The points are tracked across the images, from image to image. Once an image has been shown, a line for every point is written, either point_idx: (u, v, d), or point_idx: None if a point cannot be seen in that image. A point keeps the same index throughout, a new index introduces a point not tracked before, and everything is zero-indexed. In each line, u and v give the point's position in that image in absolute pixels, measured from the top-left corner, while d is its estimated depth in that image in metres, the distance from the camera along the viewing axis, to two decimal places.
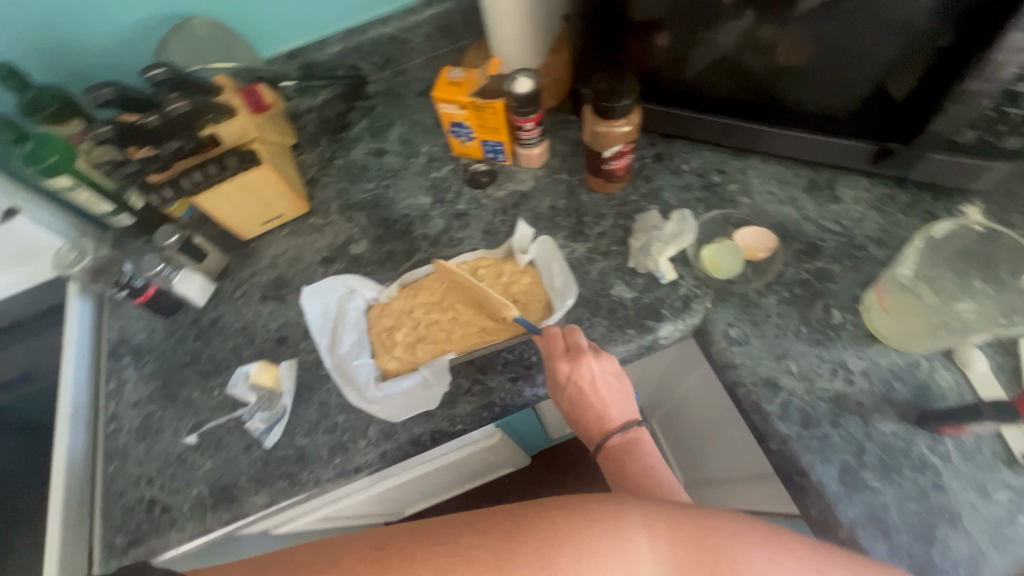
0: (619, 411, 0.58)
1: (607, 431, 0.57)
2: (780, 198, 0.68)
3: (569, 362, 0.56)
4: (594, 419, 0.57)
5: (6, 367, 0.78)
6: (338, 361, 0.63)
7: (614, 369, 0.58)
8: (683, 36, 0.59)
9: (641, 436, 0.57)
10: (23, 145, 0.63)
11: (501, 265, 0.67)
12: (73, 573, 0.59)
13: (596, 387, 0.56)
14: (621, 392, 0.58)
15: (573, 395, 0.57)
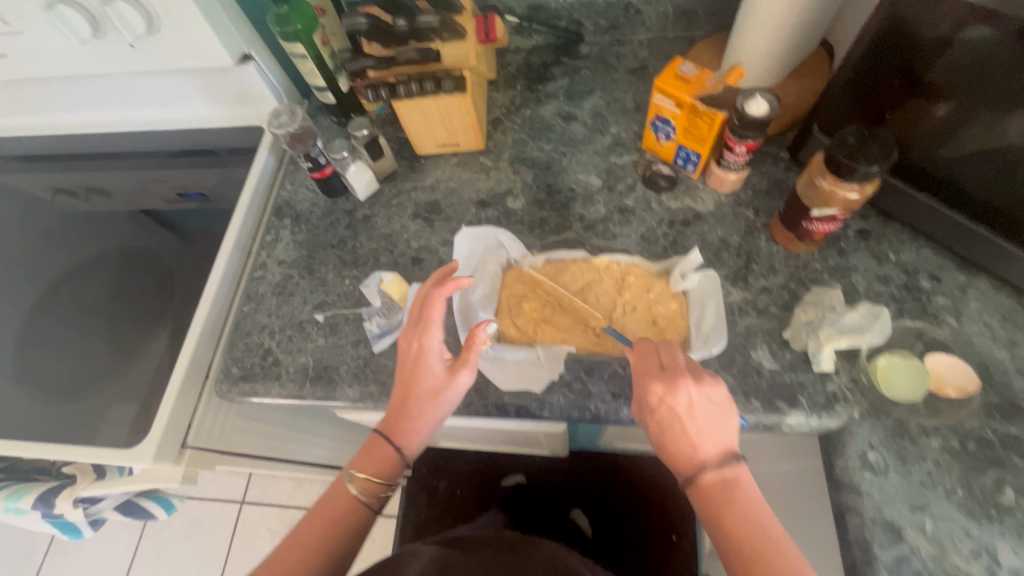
0: (716, 442, 0.48)
1: (699, 467, 0.48)
2: (996, 336, 0.57)
3: (664, 381, 0.50)
4: (684, 449, 0.49)
5: (191, 184, 0.90)
6: (466, 305, 0.64)
7: (718, 397, 0.50)
8: (968, 113, 0.52)
9: (741, 475, 0.47)
10: (278, 5, 0.68)
11: (652, 281, 0.64)
12: (192, 378, 0.68)
13: (695, 415, 0.49)
14: (720, 421, 0.49)
15: (663, 417, 0.49)
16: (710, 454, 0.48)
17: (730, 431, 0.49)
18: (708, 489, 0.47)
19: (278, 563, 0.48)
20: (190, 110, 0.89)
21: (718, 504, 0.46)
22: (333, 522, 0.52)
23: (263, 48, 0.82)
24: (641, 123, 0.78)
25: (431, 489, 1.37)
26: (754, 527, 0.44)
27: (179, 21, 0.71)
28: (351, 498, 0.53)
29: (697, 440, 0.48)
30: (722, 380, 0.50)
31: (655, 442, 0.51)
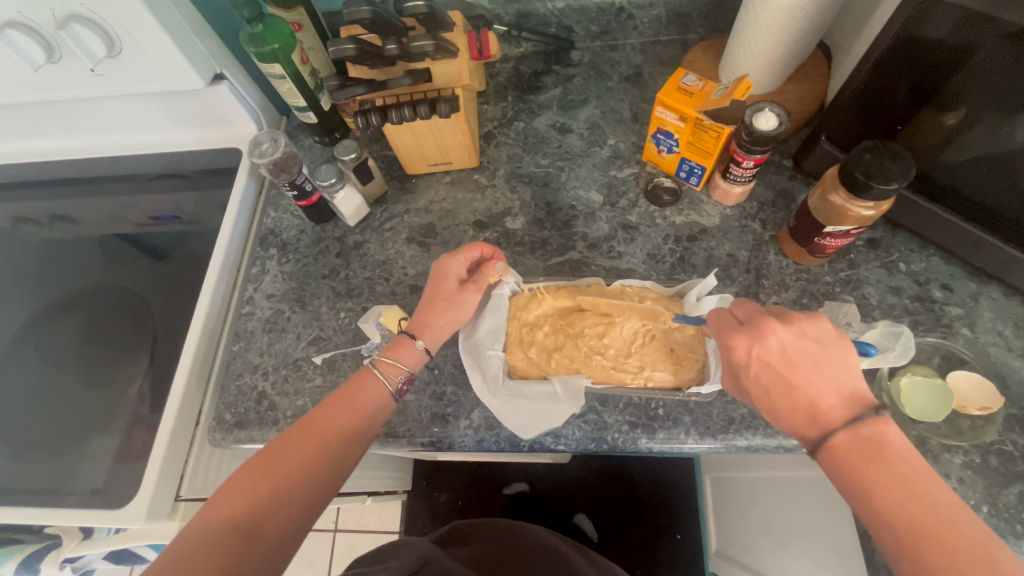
0: (835, 394, 0.44)
1: (825, 424, 0.43)
2: (1009, 346, 0.57)
3: (748, 335, 0.47)
4: (800, 405, 0.45)
5: (163, 207, 0.84)
6: (473, 342, 0.61)
7: (828, 334, 0.47)
8: (981, 122, 0.50)
9: (885, 431, 0.41)
10: (252, 24, 0.63)
11: (667, 304, 0.61)
12: (183, 427, 0.64)
13: (810, 361, 0.45)
14: (833, 364, 0.45)
15: (762, 374, 0.47)
16: (833, 401, 0.44)
17: (853, 376, 0.45)
18: (845, 449, 0.42)
19: (282, 451, 0.47)
20: (159, 132, 0.83)
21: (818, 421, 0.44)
22: (344, 428, 0.50)
23: (235, 66, 0.76)
24: (639, 133, 0.76)
25: (433, 502, 1.37)
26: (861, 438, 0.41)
27: (143, 42, 0.65)
28: (362, 400, 0.53)
29: (813, 387, 0.44)
30: (824, 317, 0.47)
31: (765, 403, 0.47)
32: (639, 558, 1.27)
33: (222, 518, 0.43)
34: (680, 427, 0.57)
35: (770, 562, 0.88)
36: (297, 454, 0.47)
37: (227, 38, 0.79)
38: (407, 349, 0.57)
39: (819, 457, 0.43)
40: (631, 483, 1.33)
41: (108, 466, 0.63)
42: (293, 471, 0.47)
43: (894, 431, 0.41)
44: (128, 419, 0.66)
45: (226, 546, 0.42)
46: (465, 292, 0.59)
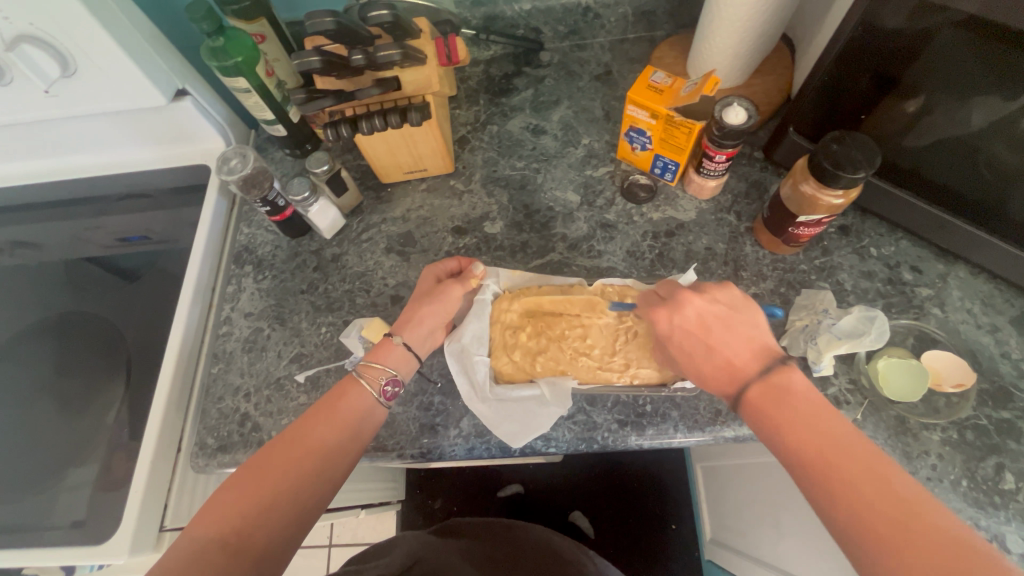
0: (757, 356, 0.48)
1: (741, 379, 0.47)
2: (979, 323, 0.59)
3: (667, 307, 0.52)
4: (719, 365, 0.49)
5: (131, 228, 0.81)
6: (458, 348, 0.60)
7: (736, 298, 0.52)
8: (941, 107, 0.51)
9: (792, 377, 0.46)
10: (212, 38, 0.62)
11: None
12: (164, 454, 0.62)
13: (726, 325, 0.50)
14: (743, 324, 0.50)
15: (682, 340, 0.51)
16: (746, 357, 0.48)
17: (762, 333, 0.49)
18: (757, 399, 0.46)
19: (269, 461, 0.47)
20: (121, 152, 0.81)
21: (766, 410, 0.45)
22: (331, 437, 0.50)
23: (198, 80, 0.74)
24: (612, 132, 0.76)
25: (427, 509, 1.36)
26: (807, 424, 0.43)
27: (98, 60, 0.63)
28: (348, 407, 0.52)
29: (729, 346, 0.49)
30: (732, 284, 0.53)
31: (693, 373, 0.51)
32: (636, 551, 1.28)
33: (211, 530, 0.43)
34: (668, 422, 0.58)
35: (763, 546, 0.89)
36: (283, 463, 0.47)
37: (188, 52, 0.77)
38: (388, 351, 0.57)
39: (739, 409, 0.47)
40: (624, 478, 1.34)
41: (86, 501, 0.61)
42: (281, 479, 0.46)
43: (797, 375, 0.46)
44: (105, 449, 0.64)
45: (213, 558, 0.41)
46: (446, 291, 0.59)
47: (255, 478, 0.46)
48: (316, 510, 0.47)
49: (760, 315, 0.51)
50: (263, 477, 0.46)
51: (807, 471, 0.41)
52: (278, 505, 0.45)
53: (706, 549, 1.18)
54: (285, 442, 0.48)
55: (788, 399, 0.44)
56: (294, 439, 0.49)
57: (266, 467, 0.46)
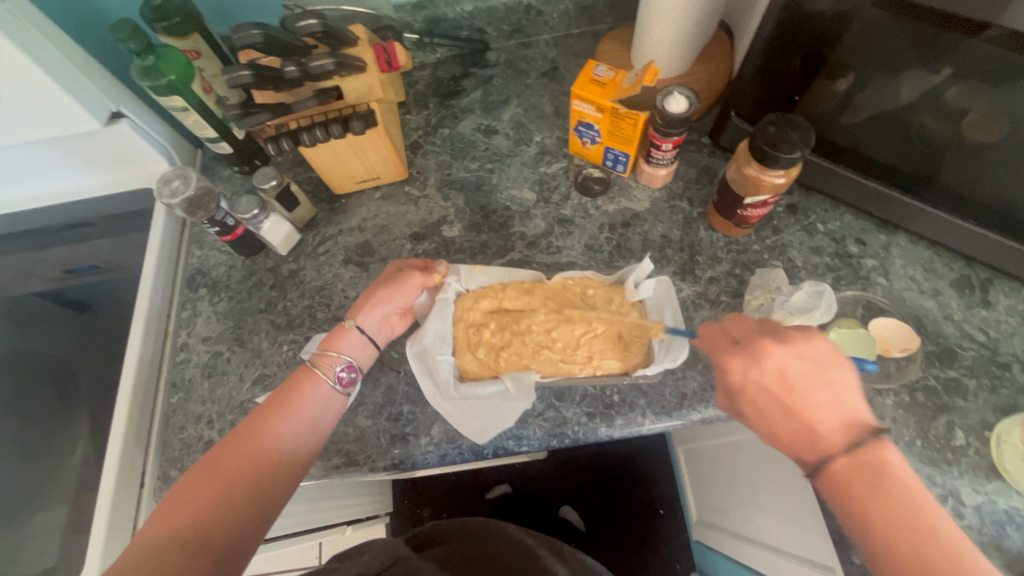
0: (851, 432, 0.42)
1: (823, 448, 0.43)
2: (922, 288, 0.62)
3: (745, 357, 0.48)
4: (800, 429, 0.44)
5: (77, 259, 0.78)
6: (420, 349, 0.60)
7: (826, 353, 0.46)
8: (868, 84, 0.53)
9: (887, 456, 0.40)
10: (142, 56, 0.60)
11: (611, 292, 0.62)
12: (126, 491, 0.60)
13: (812, 385, 0.45)
14: (831, 386, 0.44)
15: (758, 396, 0.47)
16: (835, 428, 0.43)
17: (857, 402, 0.44)
18: (843, 477, 0.41)
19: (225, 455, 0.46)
20: (58, 181, 0.77)
21: (851, 491, 0.40)
22: (291, 428, 0.50)
23: (134, 101, 0.72)
24: (563, 127, 0.77)
25: (416, 518, 1.34)
26: (905, 521, 0.38)
27: (23, 88, 0.60)
28: (305, 397, 0.52)
29: (817, 410, 0.44)
30: (821, 337, 0.46)
31: (765, 429, 0.47)
32: (626, 539, 1.30)
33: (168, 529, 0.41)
34: (636, 410, 0.58)
35: (744, 522, 0.91)
36: (242, 456, 0.46)
37: (121, 72, 0.74)
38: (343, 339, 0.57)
39: (819, 482, 0.42)
40: (610, 468, 1.35)
41: (53, 547, 0.59)
42: (239, 473, 0.45)
43: (897, 459, 0.40)
44: (68, 489, 0.62)
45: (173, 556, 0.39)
46: (402, 280, 0.60)
47: (212, 473, 0.44)
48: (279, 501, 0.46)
49: (855, 378, 0.45)
50: (219, 471, 0.44)
51: (896, 565, 0.37)
52: (237, 498, 0.44)
53: (693, 530, 1.21)
54: (242, 436, 0.47)
55: (886, 487, 0.39)
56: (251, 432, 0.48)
57: (223, 461, 0.45)
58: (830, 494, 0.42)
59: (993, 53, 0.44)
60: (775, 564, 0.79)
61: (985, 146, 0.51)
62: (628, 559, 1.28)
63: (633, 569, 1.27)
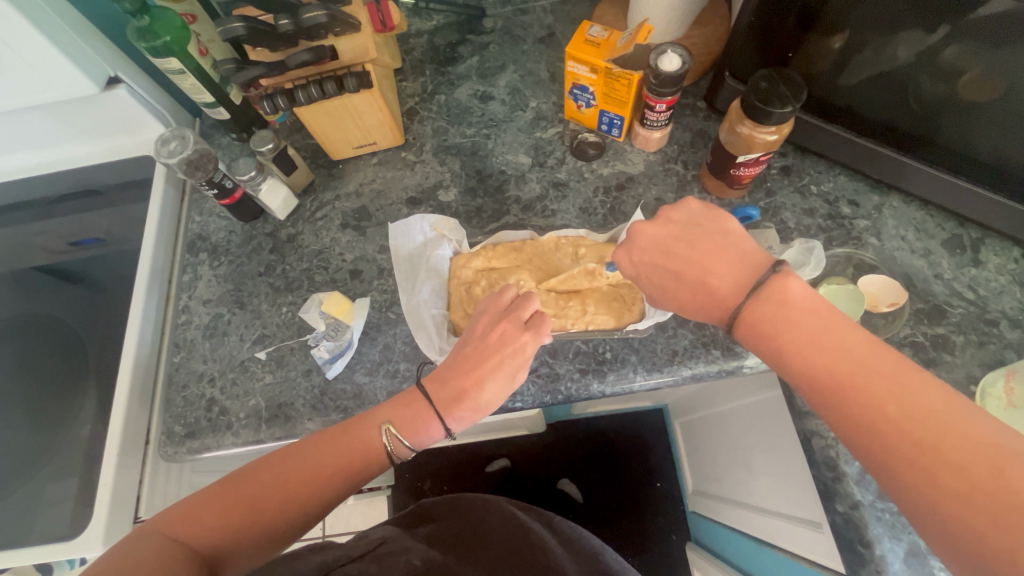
0: (734, 269, 0.44)
1: (721, 300, 0.44)
2: (913, 248, 0.63)
3: (623, 246, 0.50)
4: (700, 293, 0.46)
5: (82, 230, 0.77)
6: (413, 305, 0.62)
7: (693, 210, 0.48)
8: (860, 42, 0.54)
9: (788, 287, 0.41)
10: (137, 17, 0.60)
11: (603, 248, 0.63)
12: (129, 447, 0.62)
13: (686, 239, 0.47)
14: (708, 234, 0.46)
15: (650, 274, 0.49)
16: (721, 271, 0.44)
17: (736, 239, 0.46)
18: (766, 328, 0.41)
19: (269, 477, 0.45)
20: (60, 148, 0.78)
21: (762, 332, 0.42)
22: (310, 476, 0.46)
23: (131, 68, 0.73)
24: (559, 93, 0.77)
25: (418, 491, 1.36)
26: (838, 354, 0.38)
27: (21, 50, 0.60)
28: (354, 441, 0.48)
29: (697, 262, 0.46)
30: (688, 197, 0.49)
31: (679, 308, 0.48)
32: (623, 510, 1.32)
33: (223, 507, 0.43)
34: (628, 366, 0.59)
35: (737, 487, 0.93)
36: (270, 476, 0.45)
37: (118, 38, 0.74)
38: (422, 427, 0.50)
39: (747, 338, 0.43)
40: (608, 441, 1.37)
41: (64, 511, 0.59)
42: (269, 495, 0.45)
43: (795, 283, 0.41)
44: (75, 458, 0.62)
45: (214, 539, 0.42)
46: (493, 314, 0.55)
47: (243, 501, 0.44)
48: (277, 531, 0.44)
49: (730, 218, 0.47)
50: (254, 501, 0.44)
51: (850, 414, 0.36)
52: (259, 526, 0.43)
53: (689, 500, 1.23)
54: (279, 475, 0.45)
55: (790, 316, 0.40)
56: (291, 470, 0.46)
57: (255, 487, 0.45)
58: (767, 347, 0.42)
59: (1005, 11, 0.43)
60: (764, 524, 0.81)
61: (982, 104, 0.51)
62: (625, 529, 1.31)
63: (629, 541, 1.30)
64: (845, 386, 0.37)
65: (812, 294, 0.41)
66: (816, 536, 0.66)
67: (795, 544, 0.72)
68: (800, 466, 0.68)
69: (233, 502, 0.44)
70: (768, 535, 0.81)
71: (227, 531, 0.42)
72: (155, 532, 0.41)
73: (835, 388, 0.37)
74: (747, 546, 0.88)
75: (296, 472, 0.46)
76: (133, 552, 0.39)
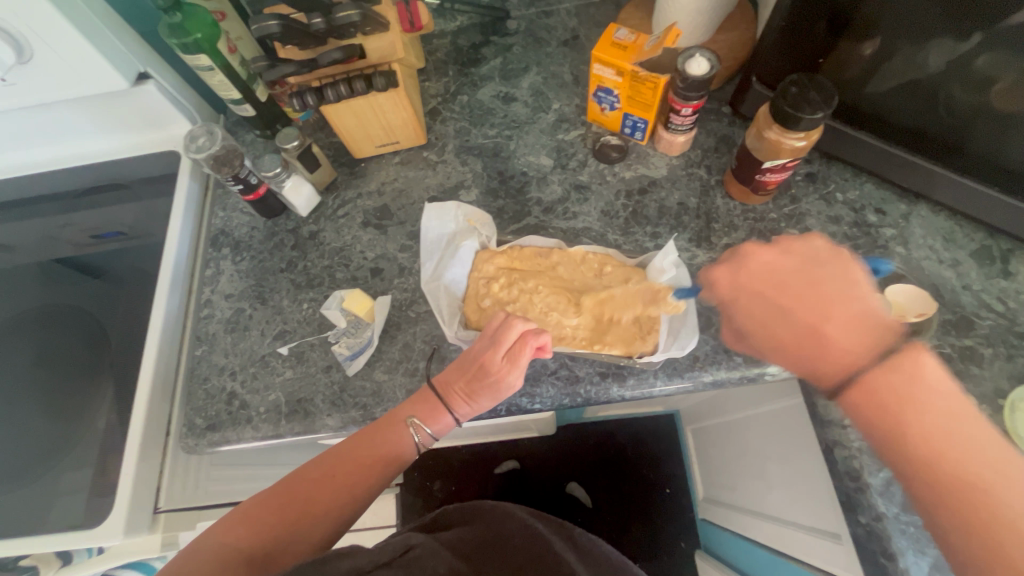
0: (855, 326, 0.47)
1: (831, 343, 0.48)
2: (941, 259, 0.62)
3: (732, 267, 0.55)
4: (808, 333, 0.49)
5: (105, 223, 0.78)
6: (434, 286, 0.63)
7: (819, 257, 0.52)
8: (891, 50, 0.53)
9: (915, 357, 0.44)
10: (169, 14, 0.60)
11: (630, 272, 0.63)
12: (150, 439, 0.62)
13: (807, 283, 0.51)
14: (830, 283, 0.50)
15: (754, 304, 0.53)
16: (842, 323, 0.48)
17: (862, 294, 0.49)
18: (869, 390, 0.45)
19: (311, 483, 0.50)
20: (88, 142, 0.80)
21: (873, 393, 0.44)
22: (343, 477, 0.51)
23: (160, 64, 0.74)
24: (582, 95, 0.77)
25: (427, 490, 1.36)
26: (938, 428, 0.41)
27: (55, 45, 0.62)
28: (386, 442, 0.53)
29: (822, 309, 0.49)
30: (816, 237, 0.53)
31: (769, 338, 0.52)
32: (632, 516, 1.31)
33: (267, 512, 0.47)
34: (648, 370, 0.59)
35: (750, 496, 0.92)
36: (312, 481, 0.50)
37: (147, 34, 0.75)
38: (439, 418, 0.54)
39: (848, 387, 0.46)
40: (617, 446, 1.37)
41: (81, 504, 0.59)
42: (315, 495, 0.49)
43: (928, 359, 0.44)
44: (95, 448, 0.62)
45: (267, 542, 0.46)
46: (483, 334, 0.56)
47: (293, 505, 0.48)
48: (330, 526, 0.49)
49: (858, 273, 0.50)
50: (303, 504, 0.49)
51: (931, 486, 0.40)
52: (311, 526, 0.48)
53: (699, 508, 1.22)
54: (320, 477, 0.50)
55: (915, 394, 0.43)
56: (331, 471, 0.51)
57: (299, 490, 0.49)
58: (862, 406, 0.45)
59: None
60: (779, 534, 0.80)
61: (1015, 115, 0.50)
62: (633, 536, 1.29)
63: (637, 546, 1.29)
64: (955, 473, 0.40)
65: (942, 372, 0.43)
66: (832, 547, 0.65)
67: (811, 555, 0.71)
68: (818, 475, 0.67)
69: (280, 506, 0.48)
70: (783, 546, 0.80)
71: (281, 532, 0.47)
72: (212, 541, 0.45)
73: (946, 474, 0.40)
74: (761, 556, 0.86)
75: (335, 473, 0.51)
76: (192, 563, 0.43)
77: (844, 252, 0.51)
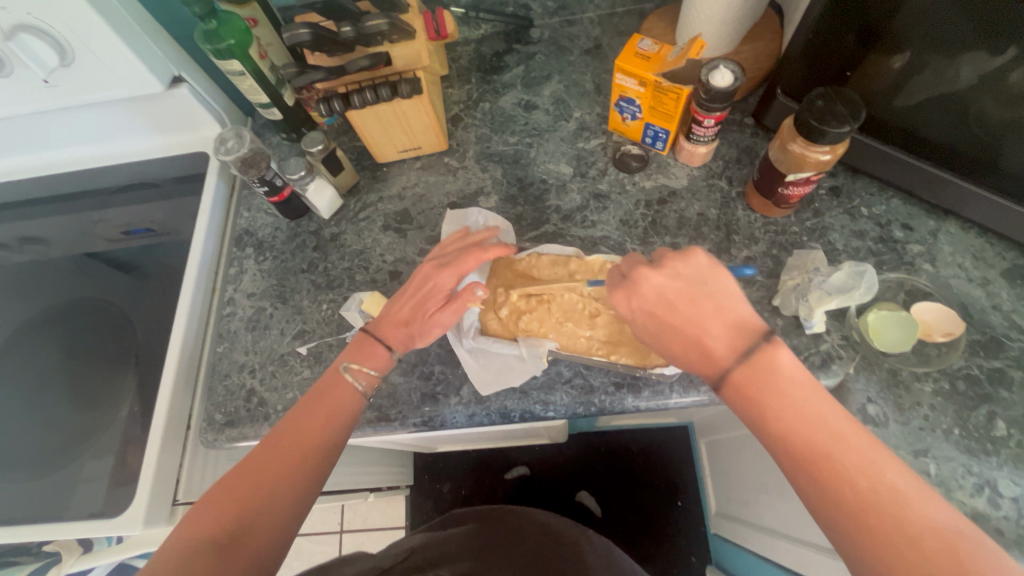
0: (734, 339, 0.45)
1: (720, 366, 0.44)
2: (970, 277, 0.60)
3: (625, 289, 0.50)
4: (696, 352, 0.46)
5: (135, 220, 0.81)
6: None
7: (702, 269, 0.48)
8: (921, 64, 0.52)
9: (777, 357, 0.43)
10: (205, 20, 0.62)
11: None
12: (172, 431, 0.64)
13: (691, 300, 0.47)
14: (708, 298, 0.47)
15: (646, 322, 0.50)
16: (720, 339, 0.45)
17: (735, 304, 0.46)
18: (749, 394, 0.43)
19: (257, 467, 0.48)
20: (121, 142, 0.82)
21: (750, 393, 0.42)
22: (275, 460, 0.48)
23: (194, 68, 0.76)
24: (603, 104, 0.77)
25: (437, 493, 1.36)
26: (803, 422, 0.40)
27: (96, 49, 0.64)
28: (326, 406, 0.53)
29: (701, 325, 0.46)
30: (695, 252, 0.49)
31: (666, 353, 0.49)
32: (643, 529, 1.29)
33: (213, 506, 0.45)
34: (664, 382, 0.59)
35: (765, 514, 0.90)
36: (256, 461, 0.48)
37: (182, 39, 0.78)
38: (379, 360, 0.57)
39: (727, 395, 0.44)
40: (629, 457, 1.35)
41: (103, 492, 0.61)
42: (262, 473, 0.47)
43: (785, 353, 0.43)
44: (119, 438, 0.64)
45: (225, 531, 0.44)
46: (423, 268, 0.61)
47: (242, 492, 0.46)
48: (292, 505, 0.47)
49: (727, 278, 0.48)
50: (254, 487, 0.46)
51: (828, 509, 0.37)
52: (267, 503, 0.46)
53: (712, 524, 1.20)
54: (264, 459, 0.48)
55: (788, 397, 0.41)
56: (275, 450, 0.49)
57: (246, 476, 0.47)
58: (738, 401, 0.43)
59: None
60: (794, 555, 0.79)
61: None
62: (644, 550, 1.27)
63: (648, 560, 1.26)
64: (824, 465, 0.38)
65: (798, 365, 0.43)
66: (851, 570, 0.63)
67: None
68: None
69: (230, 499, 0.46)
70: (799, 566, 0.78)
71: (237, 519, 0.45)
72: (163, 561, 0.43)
73: (821, 460, 0.38)
74: None
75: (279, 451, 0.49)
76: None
77: (718, 266, 0.48)
